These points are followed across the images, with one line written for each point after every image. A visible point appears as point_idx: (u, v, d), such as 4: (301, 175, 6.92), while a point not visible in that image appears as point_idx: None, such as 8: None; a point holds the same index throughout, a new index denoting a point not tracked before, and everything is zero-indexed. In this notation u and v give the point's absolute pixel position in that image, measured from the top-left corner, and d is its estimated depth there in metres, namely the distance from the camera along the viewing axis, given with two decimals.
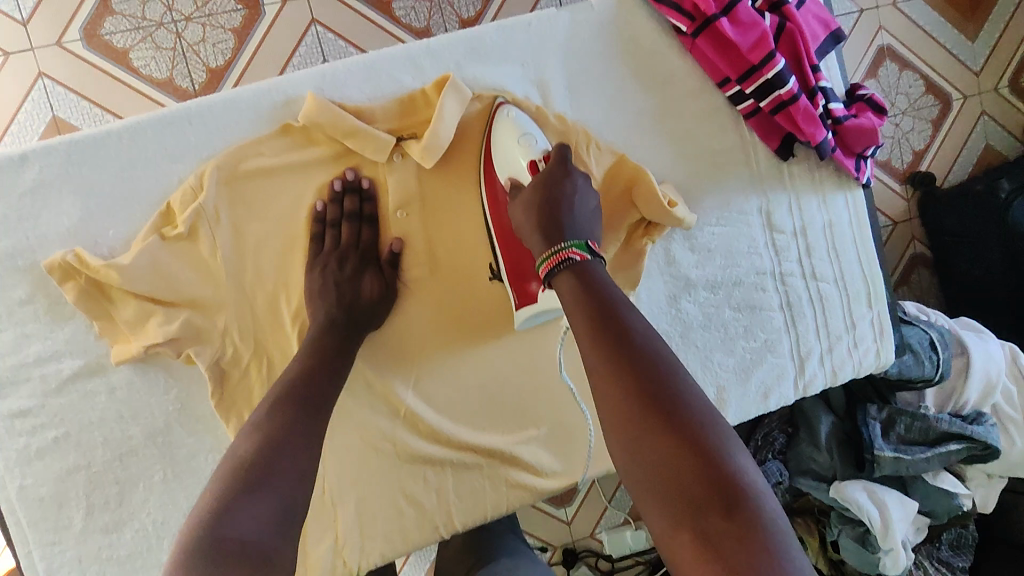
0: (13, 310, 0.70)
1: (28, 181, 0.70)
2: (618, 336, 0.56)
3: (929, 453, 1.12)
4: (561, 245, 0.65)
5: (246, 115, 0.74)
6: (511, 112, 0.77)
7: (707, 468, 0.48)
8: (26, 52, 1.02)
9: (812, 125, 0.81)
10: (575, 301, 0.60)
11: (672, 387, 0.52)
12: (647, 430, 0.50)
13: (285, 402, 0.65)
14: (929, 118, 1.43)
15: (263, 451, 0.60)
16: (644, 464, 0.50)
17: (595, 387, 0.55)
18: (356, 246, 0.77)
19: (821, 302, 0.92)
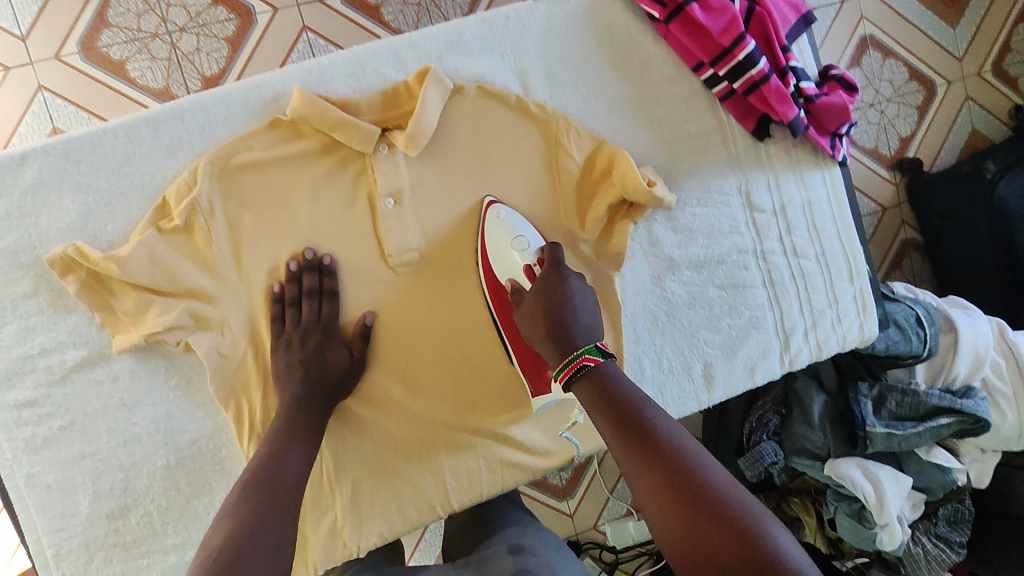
0: (18, 304, 0.73)
1: (28, 178, 0.73)
2: (645, 439, 0.62)
3: (920, 427, 1.14)
4: (574, 353, 0.70)
5: (236, 110, 0.77)
6: (502, 212, 0.82)
7: (755, 555, 0.52)
8: (25, 66, 1.06)
9: (784, 104, 0.83)
10: (599, 409, 0.66)
11: (703, 480, 0.57)
12: (693, 526, 0.55)
13: (256, 489, 0.68)
14: (914, 103, 1.45)
15: (231, 538, 0.62)
16: (697, 560, 0.54)
17: (633, 488, 0.60)
18: (319, 323, 0.79)
19: (803, 279, 0.94)
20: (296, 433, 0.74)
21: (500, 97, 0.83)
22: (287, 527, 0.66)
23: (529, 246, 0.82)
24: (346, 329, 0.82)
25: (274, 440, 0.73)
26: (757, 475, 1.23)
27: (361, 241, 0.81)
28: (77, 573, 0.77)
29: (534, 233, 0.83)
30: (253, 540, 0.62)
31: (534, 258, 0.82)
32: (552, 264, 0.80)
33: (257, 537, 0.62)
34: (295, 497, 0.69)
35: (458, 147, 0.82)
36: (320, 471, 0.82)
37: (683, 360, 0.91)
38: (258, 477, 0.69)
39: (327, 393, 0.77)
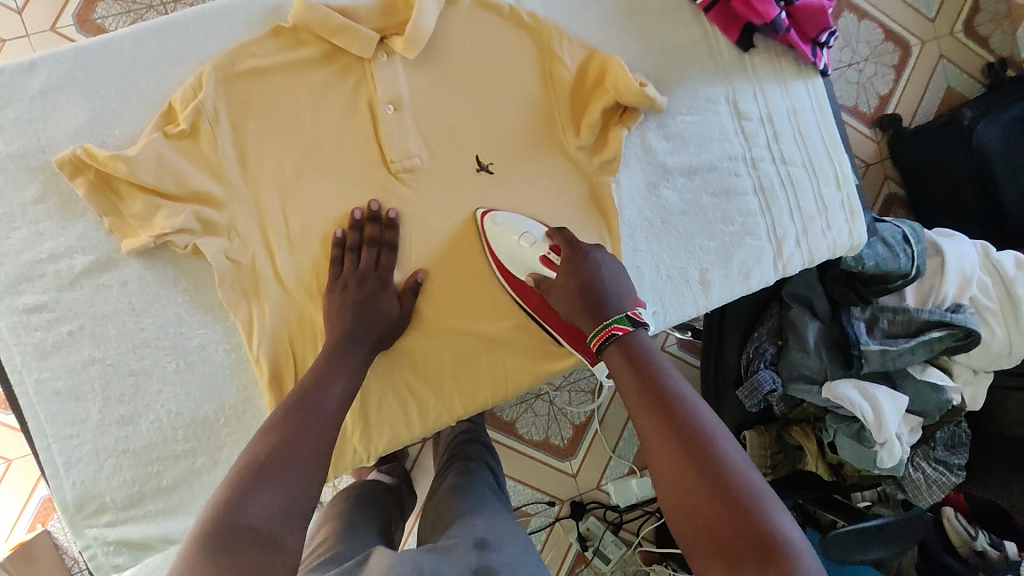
0: (27, 208, 0.75)
1: (37, 86, 0.76)
2: (665, 405, 0.63)
3: (914, 342, 1.16)
4: (606, 321, 0.74)
5: (240, 20, 0.80)
6: (497, 218, 0.84)
7: (751, 529, 0.53)
8: (21, 39, 1.07)
9: (766, 3, 0.88)
10: (626, 378, 0.68)
11: (716, 451, 0.59)
12: (698, 493, 0.56)
13: (300, 408, 0.69)
14: (890, 63, 1.48)
15: (275, 448, 0.63)
16: (695, 526, 0.55)
17: (647, 453, 0.62)
18: (376, 271, 0.81)
19: (792, 185, 0.96)
20: (337, 362, 0.76)
21: (494, 8, 0.85)
22: (326, 446, 0.67)
23: (539, 236, 0.85)
24: (399, 284, 0.84)
25: (320, 366, 0.75)
26: (755, 404, 1.25)
27: (362, 147, 0.83)
28: (87, 481, 0.76)
29: (538, 224, 0.86)
30: (296, 455, 0.63)
31: (547, 247, 0.84)
32: (566, 246, 0.83)
33: (301, 453, 0.64)
34: (334, 422, 0.70)
35: (454, 54, 0.85)
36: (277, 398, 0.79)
37: (680, 266, 0.93)
38: (304, 397, 0.71)
39: (370, 338, 0.79)
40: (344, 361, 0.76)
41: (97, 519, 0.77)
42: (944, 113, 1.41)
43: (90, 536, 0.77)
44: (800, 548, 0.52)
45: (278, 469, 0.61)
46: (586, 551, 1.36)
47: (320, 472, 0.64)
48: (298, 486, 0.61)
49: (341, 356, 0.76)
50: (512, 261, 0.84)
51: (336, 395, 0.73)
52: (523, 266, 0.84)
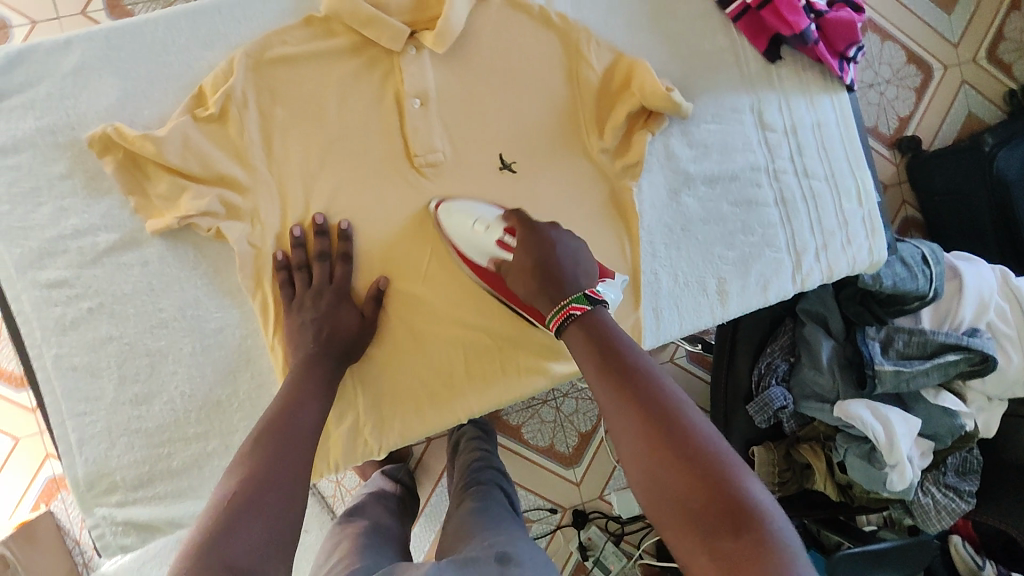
0: (55, 183, 0.76)
1: (71, 63, 0.77)
2: (628, 378, 0.61)
3: (928, 365, 1.15)
4: (563, 301, 0.70)
5: (272, 8, 0.81)
6: (452, 206, 0.83)
7: (720, 499, 0.51)
8: (52, 21, 1.08)
9: (796, 14, 0.87)
10: (589, 352, 0.65)
11: (682, 421, 0.57)
12: (664, 465, 0.54)
13: (275, 437, 0.67)
14: (912, 86, 1.47)
15: (251, 485, 0.61)
16: (663, 498, 0.53)
17: (613, 427, 0.60)
18: (331, 284, 0.80)
19: (813, 199, 0.96)
20: (310, 389, 0.74)
21: (524, 8, 0.86)
22: (302, 481, 0.65)
23: (493, 220, 0.82)
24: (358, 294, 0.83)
25: (286, 396, 0.73)
26: (765, 420, 1.24)
27: (386, 139, 0.83)
28: (98, 459, 0.76)
29: (491, 207, 0.84)
30: (271, 487, 0.61)
31: (501, 229, 0.80)
32: (522, 227, 0.80)
33: (277, 488, 0.62)
34: (310, 446, 0.70)
35: (481, 51, 0.85)
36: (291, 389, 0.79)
37: (698, 275, 0.92)
38: (276, 425, 0.69)
39: (333, 353, 0.77)
40: (322, 389, 0.75)
41: (106, 498, 0.77)
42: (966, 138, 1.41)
43: (99, 515, 0.77)
44: (772, 515, 0.50)
45: (255, 506, 0.59)
46: (586, 560, 1.35)
47: (295, 498, 0.62)
48: (275, 522, 0.59)
49: (315, 376, 0.75)
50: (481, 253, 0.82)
51: (309, 420, 0.72)
52: (483, 253, 0.81)
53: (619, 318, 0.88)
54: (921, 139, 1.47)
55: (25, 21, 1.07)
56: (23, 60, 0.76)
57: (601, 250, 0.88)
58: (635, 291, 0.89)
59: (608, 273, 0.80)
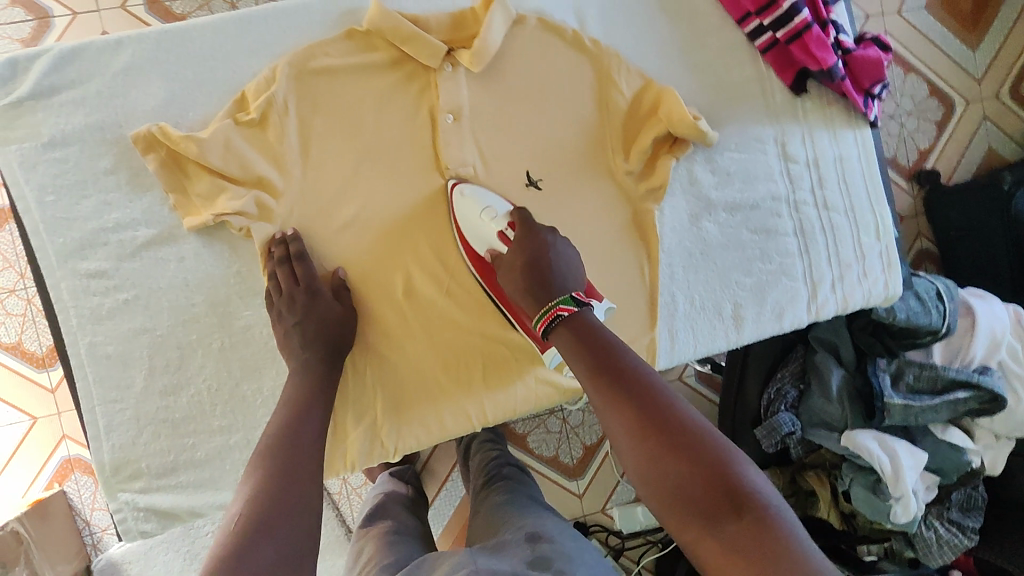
0: (100, 177, 0.79)
1: (121, 63, 0.80)
2: (619, 375, 0.63)
3: (937, 401, 1.16)
4: (549, 304, 0.72)
5: (316, 19, 0.83)
6: (466, 189, 0.84)
7: (719, 483, 0.54)
8: (92, 13, 1.12)
9: (824, 51, 0.89)
10: (577, 353, 0.67)
11: (676, 412, 0.59)
12: (662, 456, 0.56)
13: (284, 450, 0.70)
14: (933, 119, 1.48)
15: (265, 504, 0.62)
16: (663, 486, 0.55)
17: (608, 424, 0.62)
18: (298, 285, 0.80)
19: (832, 231, 0.97)
20: (314, 398, 0.77)
21: (558, 31, 0.88)
22: (312, 485, 0.68)
23: (500, 212, 0.82)
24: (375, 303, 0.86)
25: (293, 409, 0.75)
26: (772, 445, 1.26)
27: (418, 152, 0.86)
28: (124, 446, 0.79)
29: (501, 202, 0.84)
30: (285, 495, 0.64)
31: (505, 222, 0.81)
32: (521, 225, 0.80)
33: (292, 502, 0.64)
34: (317, 448, 0.72)
35: (515, 73, 0.88)
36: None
37: (714, 299, 0.94)
38: (282, 437, 0.71)
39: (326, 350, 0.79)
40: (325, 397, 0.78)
41: (130, 483, 0.80)
42: (984, 174, 1.42)
43: (122, 500, 0.79)
44: (769, 494, 0.53)
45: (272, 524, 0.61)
46: None
47: (309, 504, 0.65)
48: (291, 536, 0.61)
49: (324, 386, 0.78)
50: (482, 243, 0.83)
51: (314, 429, 0.74)
52: (482, 242, 0.83)
53: (635, 337, 0.91)
54: (939, 171, 1.48)
55: (66, 11, 1.11)
56: (75, 58, 0.78)
57: (619, 269, 0.91)
58: (651, 312, 0.91)
59: (596, 295, 0.79)
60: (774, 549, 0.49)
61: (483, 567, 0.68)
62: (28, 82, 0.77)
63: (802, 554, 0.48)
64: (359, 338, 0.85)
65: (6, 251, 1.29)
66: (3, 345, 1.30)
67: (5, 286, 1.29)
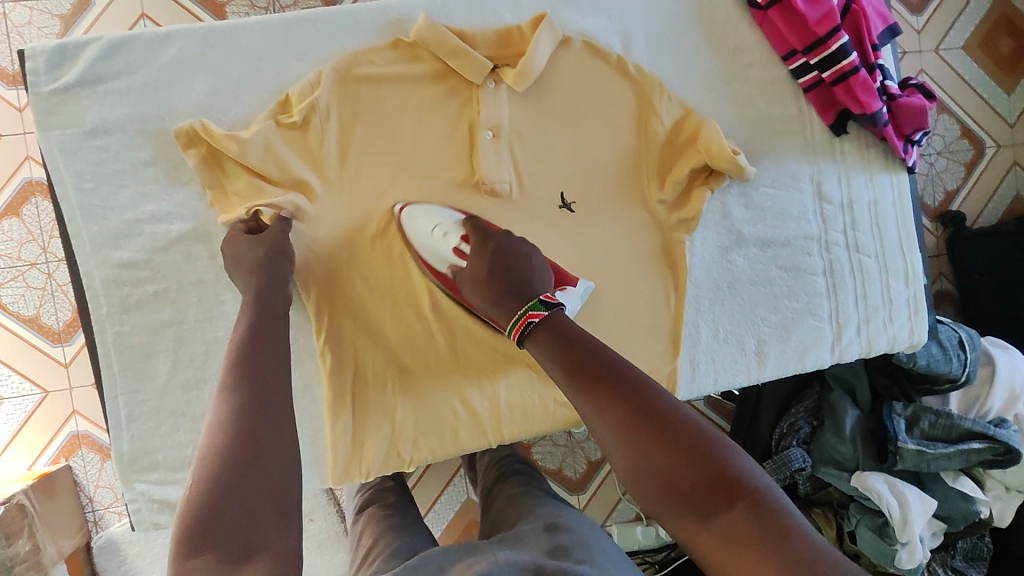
0: (137, 168, 0.79)
1: (167, 55, 0.79)
2: (599, 375, 0.61)
3: (951, 449, 1.15)
4: (519, 311, 0.70)
5: (363, 26, 0.83)
6: (412, 210, 0.83)
7: (711, 474, 0.53)
8: None
9: (869, 96, 0.87)
10: (555, 356, 0.65)
11: (661, 406, 0.58)
12: (651, 455, 0.55)
13: (245, 364, 0.63)
14: (962, 160, 1.47)
15: (237, 434, 0.56)
16: (655, 485, 0.55)
17: (592, 426, 0.60)
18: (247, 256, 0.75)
19: (861, 274, 0.98)
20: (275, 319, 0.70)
21: (603, 55, 0.88)
22: (284, 397, 0.61)
23: (451, 225, 0.82)
24: (403, 313, 0.86)
25: (248, 333, 0.67)
26: (780, 479, 1.25)
27: (454, 166, 0.87)
28: (144, 436, 0.80)
29: (452, 215, 0.84)
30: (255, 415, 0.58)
31: (459, 237, 0.81)
32: (476, 235, 0.80)
33: (266, 417, 0.58)
34: (282, 355, 0.66)
35: (556, 95, 0.88)
36: (345, 390, 0.85)
37: (739, 335, 0.95)
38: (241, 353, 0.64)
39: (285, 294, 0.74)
40: (273, 312, 0.71)
41: (146, 474, 0.81)
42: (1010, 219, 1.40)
43: (138, 490, 0.80)
44: (761, 478, 0.53)
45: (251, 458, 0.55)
46: None
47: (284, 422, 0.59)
48: (275, 466, 0.56)
49: (274, 307, 0.71)
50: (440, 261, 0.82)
51: (277, 341, 0.67)
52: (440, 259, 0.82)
53: (656, 367, 0.92)
54: (965, 214, 1.46)
55: None
56: (123, 47, 0.78)
57: (645, 293, 0.92)
58: (675, 343, 0.92)
59: (570, 280, 0.83)
60: (777, 532, 0.49)
61: (504, 558, 0.68)
62: (76, 70, 0.77)
63: (802, 533, 0.49)
64: (384, 347, 0.86)
65: (30, 223, 1.30)
66: (21, 317, 1.31)
67: (27, 259, 1.30)
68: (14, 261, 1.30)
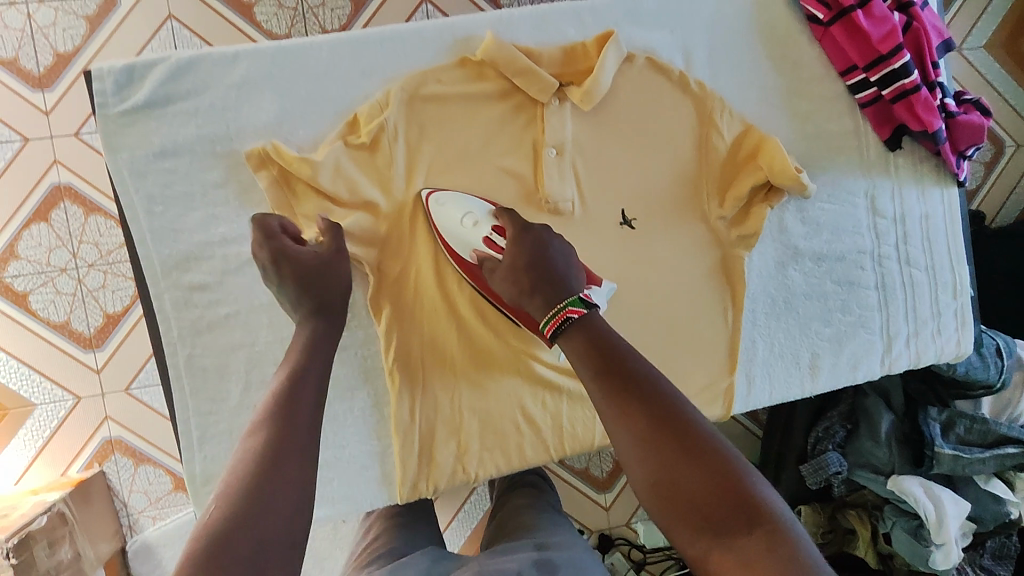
0: (208, 191, 0.79)
1: (237, 75, 0.78)
2: (629, 384, 0.62)
3: (987, 454, 1.19)
4: (558, 305, 0.70)
5: (431, 44, 0.83)
6: (439, 198, 0.82)
7: (731, 494, 0.55)
8: None
9: (931, 114, 0.88)
10: (587, 360, 0.65)
11: (684, 415, 0.60)
12: (672, 468, 0.57)
13: (279, 412, 0.63)
14: (983, 159, 1.48)
15: (253, 475, 0.56)
16: (675, 498, 0.56)
17: (614, 432, 0.61)
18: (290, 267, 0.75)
19: (912, 287, 0.99)
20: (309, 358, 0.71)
21: (666, 71, 0.88)
22: (308, 444, 0.62)
23: (482, 216, 0.82)
24: (472, 331, 0.87)
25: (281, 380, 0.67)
26: (816, 482, 1.27)
27: (518, 183, 0.86)
28: (215, 457, 0.80)
29: (480, 202, 0.83)
30: (278, 456, 0.58)
31: (490, 227, 0.82)
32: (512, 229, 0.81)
33: (287, 459, 0.58)
34: (314, 401, 0.66)
35: (618, 113, 0.88)
36: (414, 407, 0.85)
37: (794, 348, 0.96)
38: (276, 397, 0.65)
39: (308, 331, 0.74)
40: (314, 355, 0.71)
41: None
42: None
43: None
44: (777, 503, 0.55)
45: (257, 492, 0.55)
46: None
47: (297, 459, 0.59)
48: (285, 503, 0.55)
49: (317, 352, 0.72)
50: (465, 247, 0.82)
51: (309, 387, 0.67)
52: (465, 245, 0.82)
53: (712, 381, 0.93)
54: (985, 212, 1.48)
55: None
56: (192, 68, 0.77)
57: (703, 309, 0.92)
58: (731, 356, 0.93)
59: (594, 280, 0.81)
60: (788, 558, 0.51)
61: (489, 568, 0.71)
62: (144, 90, 0.76)
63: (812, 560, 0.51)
64: (451, 363, 0.86)
65: (59, 229, 1.25)
66: (51, 323, 1.27)
67: (57, 265, 1.25)
68: (43, 267, 1.26)
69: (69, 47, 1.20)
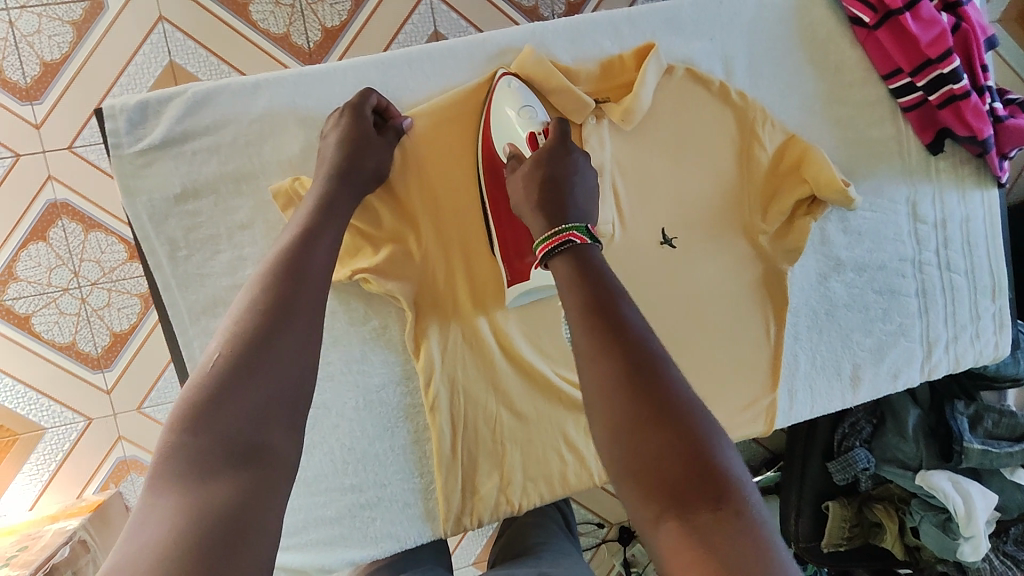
0: (233, 232, 0.74)
1: (260, 107, 0.74)
2: (610, 314, 0.49)
3: (1015, 448, 1.18)
4: (560, 228, 0.59)
5: (462, 64, 0.80)
6: (512, 83, 0.78)
7: (696, 465, 0.42)
8: None
9: (980, 121, 0.85)
10: (571, 282, 0.54)
11: (659, 362, 0.46)
12: (634, 417, 0.44)
13: (285, 288, 0.57)
14: None
15: (233, 353, 0.50)
16: (628, 456, 0.44)
17: (579, 364, 0.49)
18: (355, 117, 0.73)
19: (951, 292, 0.97)
20: (319, 226, 0.65)
21: (705, 82, 0.84)
22: (310, 320, 0.56)
23: (537, 117, 0.76)
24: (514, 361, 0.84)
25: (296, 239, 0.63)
26: (845, 478, 1.26)
27: None
28: None
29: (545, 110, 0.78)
30: (278, 329, 0.53)
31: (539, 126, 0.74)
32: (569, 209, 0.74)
33: (279, 333, 0.53)
34: (327, 279, 0.61)
35: (656, 128, 0.84)
36: (456, 441, 0.83)
37: (835, 360, 0.94)
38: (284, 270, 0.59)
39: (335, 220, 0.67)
40: (331, 220, 0.67)
41: None
42: None
43: None
44: (748, 487, 0.42)
45: (253, 365, 0.50)
46: None
47: (288, 332, 0.53)
48: (278, 376, 0.51)
49: (331, 214, 0.67)
50: (503, 135, 0.76)
51: (324, 255, 0.63)
52: (504, 135, 0.76)
53: (754, 399, 0.90)
54: None
55: None
56: (209, 99, 0.72)
57: (746, 326, 0.90)
58: (773, 374, 0.91)
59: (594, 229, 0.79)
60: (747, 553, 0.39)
61: None
62: (160, 128, 0.71)
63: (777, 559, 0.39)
64: (491, 394, 0.83)
65: (58, 247, 1.18)
66: (56, 344, 1.22)
67: (58, 285, 1.19)
68: (44, 287, 1.20)
69: (56, 56, 1.11)
